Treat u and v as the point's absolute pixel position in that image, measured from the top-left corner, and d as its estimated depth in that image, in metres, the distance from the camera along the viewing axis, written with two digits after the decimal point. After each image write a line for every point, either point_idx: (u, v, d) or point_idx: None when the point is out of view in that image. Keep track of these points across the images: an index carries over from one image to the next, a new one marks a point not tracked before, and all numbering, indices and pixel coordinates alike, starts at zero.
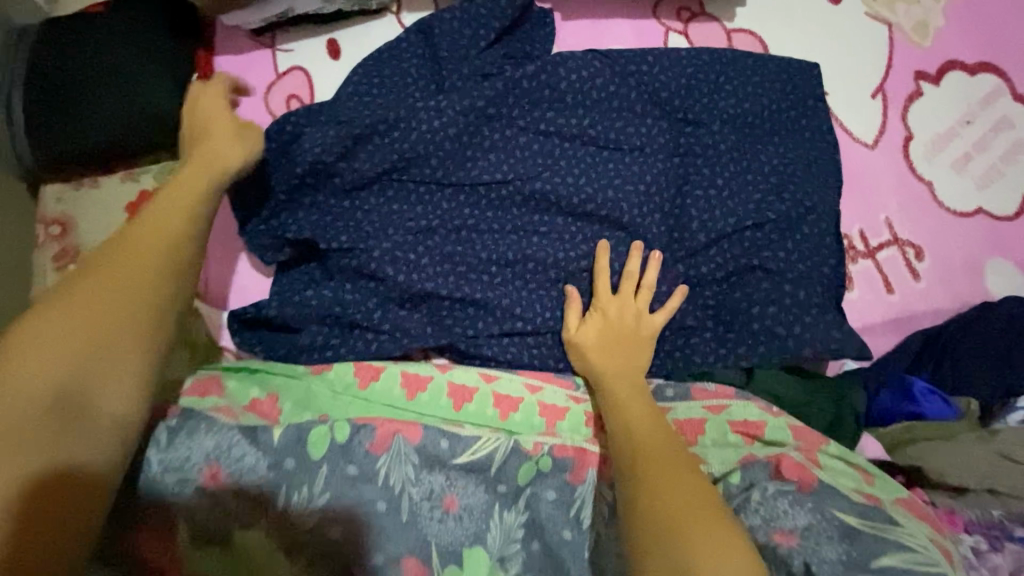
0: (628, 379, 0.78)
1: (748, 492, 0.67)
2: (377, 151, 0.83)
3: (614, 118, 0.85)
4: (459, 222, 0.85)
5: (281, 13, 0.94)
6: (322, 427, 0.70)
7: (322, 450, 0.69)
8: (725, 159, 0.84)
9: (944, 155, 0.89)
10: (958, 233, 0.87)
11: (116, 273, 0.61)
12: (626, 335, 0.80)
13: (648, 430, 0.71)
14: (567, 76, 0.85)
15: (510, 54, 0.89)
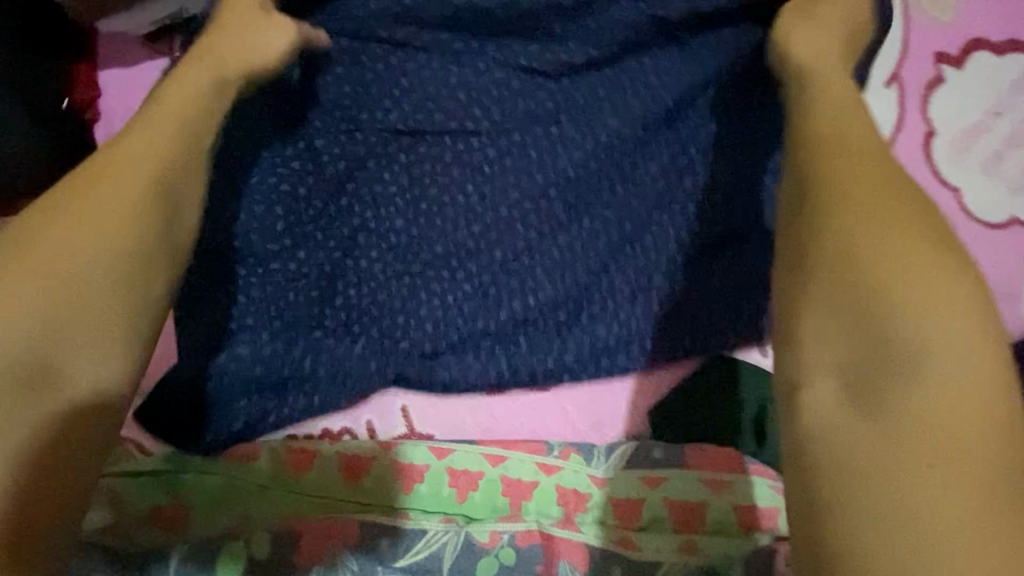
0: (853, 293, 0.42)
1: None
2: (309, 185, 0.71)
3: (580, 125, 0.71)
4: (407, 256, 0.72)
5: (175, 14, 0.77)
6: (236, 542, 0.61)
7: (237, 568, 0.60)
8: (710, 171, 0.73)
9: (973, 154, 0.78)
10: (988, 250, 0.76)
11: (109, 184, 0.50)
12: (851, 137, 0.48)
13: (953, 348, 0.39)
14: (522, 75, 0.70)
15: (442, 37, 0.70)
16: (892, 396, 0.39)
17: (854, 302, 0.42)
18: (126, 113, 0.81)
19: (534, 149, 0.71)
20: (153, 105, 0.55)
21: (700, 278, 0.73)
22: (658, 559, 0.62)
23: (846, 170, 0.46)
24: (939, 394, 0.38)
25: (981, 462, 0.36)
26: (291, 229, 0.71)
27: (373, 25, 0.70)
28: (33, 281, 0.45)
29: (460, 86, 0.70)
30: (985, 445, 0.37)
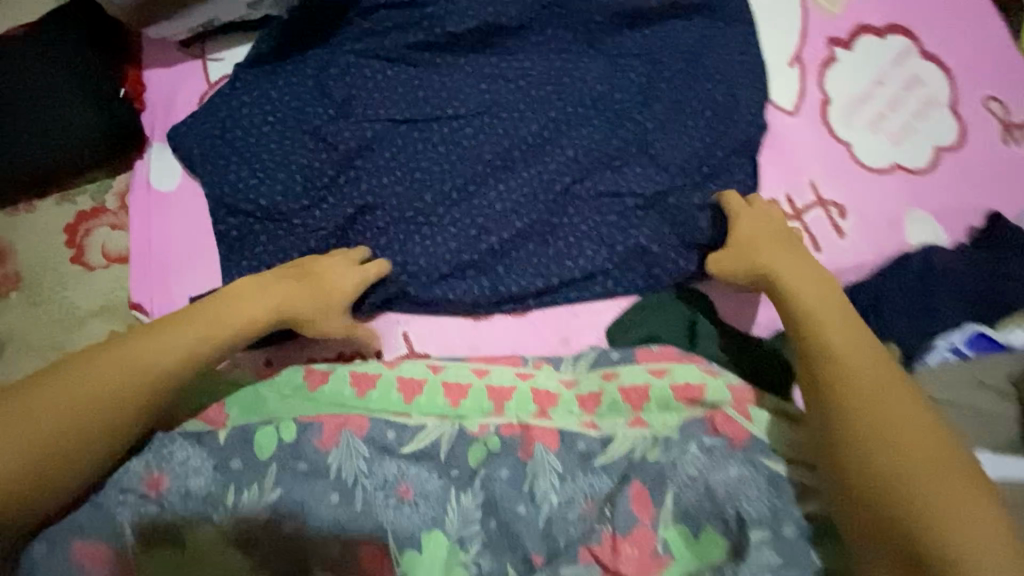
0: (841, 428, 0.64)
1: (687, 444, 0.70)
2: (329, 159, 0.91)
3: (536, 112, 0.93)
4: (404, 213, 0.90)
5: (207, 22, 0.96)
6: (266, 427, 0.74)
7: (271, 451, 0.73)
8: (639, 138, 0.93)
9: (861, 117, 0.96)
10: (876, 190, 0.93)
11: (146, 366, 0.70)
12: (799, 280, 0.76)
13: (943, 459, 0.60)
14: (499, 80, 0.95)
15: (436, 55, 0.96)
16: (847, 414, 0.65)
17: (825, 392, 0.67)
18: (168, 105, 0.96)
19: (501, 127, 0.93)
20: (233, 291, 0.78)
21: (637, 224, 0.90)
22: (613, 434, 0.73)
23: (806, 297, 0.74)
24: (871, 398, 0.64)
25: (910, 434, 0.62)
26: (310, 194, 0.89)
27: (377, 47, 0.95)
28: (93, 392, 0.67)
29: (449, 88, 0.94)
30: (910, 427, 0.62)
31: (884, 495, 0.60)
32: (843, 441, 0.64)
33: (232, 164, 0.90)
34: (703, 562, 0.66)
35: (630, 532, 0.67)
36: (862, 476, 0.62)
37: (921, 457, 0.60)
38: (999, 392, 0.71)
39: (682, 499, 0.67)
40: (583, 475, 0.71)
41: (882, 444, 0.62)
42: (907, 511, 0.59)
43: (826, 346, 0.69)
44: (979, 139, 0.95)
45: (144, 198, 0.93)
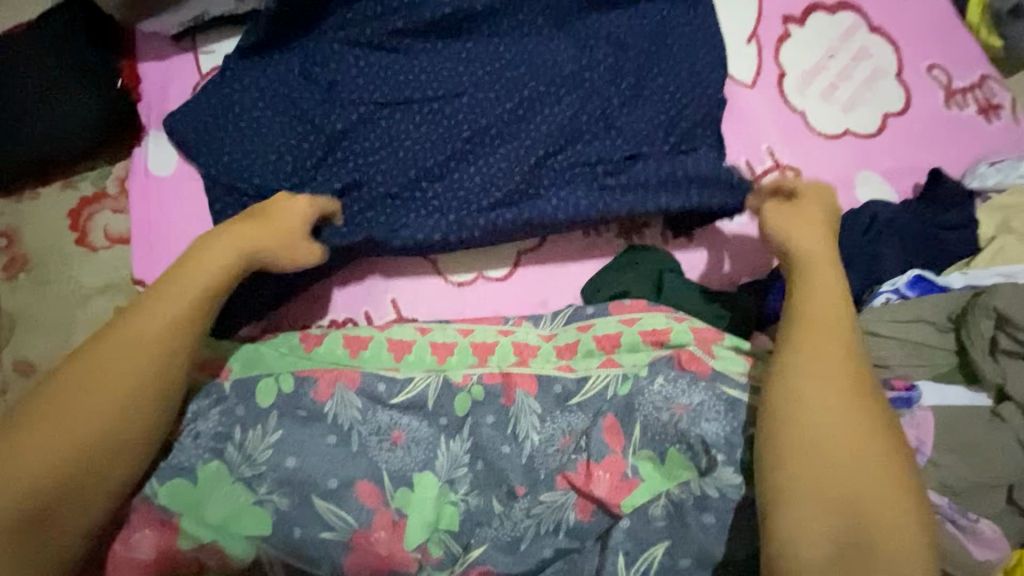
0: (806, 457, 0.66)
1: (655, 377, 0.78)
2: (315, 141, 0.96)
3: (511, 91, 0.99)
4: (385, 191, 0.95)
5: (198, 17, 1.01)
6: (268, 378, 0.80)
7: (273, 397, 0.79)
8: (609, 112, 0.98)
9: (815, 88, 1.03)
10: (829, 154, 1.00)
11: (133, 368, 0.70)
12: (817, 265, 0.77)
13: (881, 475, 0.65)
14: (474, 63, 1.00)
15: (414, 43, 1.02)
16: (809, 437, 0.67)
17: (790, 407, 0.69)
18: (162, 97, 1.01)
19: (478, 107, 0.98)
20: (199, 252, 0.78)
21: (610, 193, 0.95)
22: (588, 374, 0.80)
23: (809, 310, 0.74)
24: (823, 410, 0.68)
25: (857, 470, 0.65)
26: (300, 174, 0.95)
27: (359, 35, 1.01)
28: (93, 419, 0.68)
29: (428, 73, 1.00)
30: (861, 464, 0.65)
31: (832, 519, 0.64)
32: (797, 457, 0.66)
33: (224, 149, 0.95)
34: (669, 481, 0.74)
35: (603, 458, 0.74)
36: (812, 498, 0.65)
37: (864, 497, 0.64)
38: (936, 328, 0.79)
39: (649, 426, 0.75)
40: (561, 414, 0.79)
41: (831, 475, 0.65)
42: (850, 539, 0.63)
43: (792, 362, 0.71)
44: (923, 104, 1.02)
45: (142, 183, 0.98)
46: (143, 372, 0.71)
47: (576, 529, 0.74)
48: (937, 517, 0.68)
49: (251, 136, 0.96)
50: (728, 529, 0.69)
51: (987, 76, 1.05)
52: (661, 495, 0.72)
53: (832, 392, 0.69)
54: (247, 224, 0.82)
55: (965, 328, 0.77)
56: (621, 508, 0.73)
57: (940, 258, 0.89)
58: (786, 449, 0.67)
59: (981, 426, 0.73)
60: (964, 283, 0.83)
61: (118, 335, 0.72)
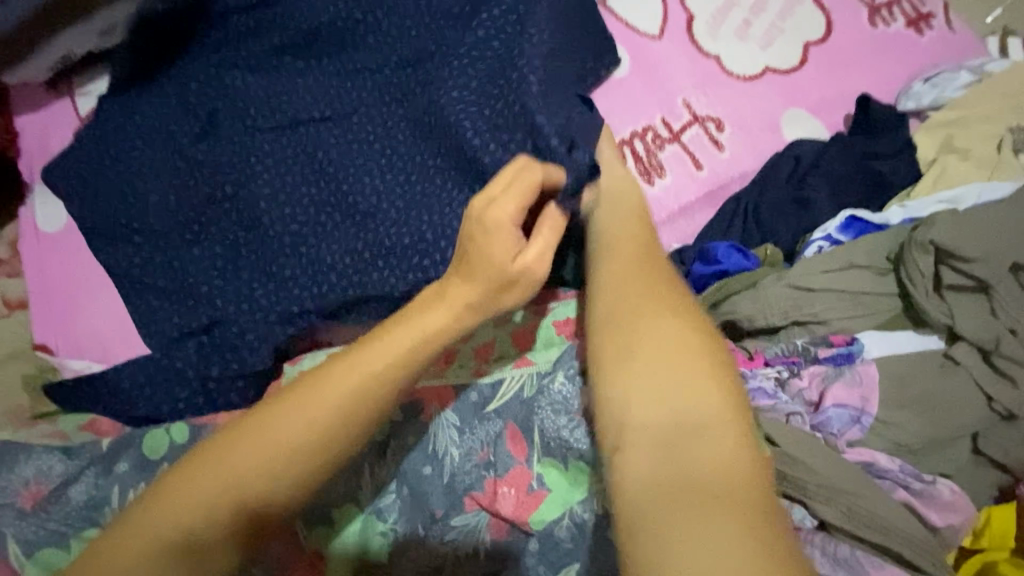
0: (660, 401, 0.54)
1: (554, 374, 0.72)
2: (204, 175, 0.90)
3: (403, 93, 0.89)
4: (284, 221, 0.87)
5: (62, 59, 0.95)
6: (156, 430, 0.70)
7: (162, 450, 0.68)
8: (500, 71, 0.82)
9: (727, 27, 0.94)
10: (749, 97, 0.91)
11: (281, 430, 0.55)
12: (632, 243, 0.70)
13: (729, 447, 0.51)
14: (357, 55, 0.91)
15: (294, 51, 0.94)
16: (655, 347, 0.57)
17: (625, 322, 0.60)
18: (44, 150, 0.97)
19: (366, 125, 0.89)
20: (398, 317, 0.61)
21: None
22: (501, 377, 0.74)
23: (621, 275, 0.65)
24: (661, 348, 0.57)
25: (709, 398, 0.54)
26: (191, 215, 0.90)
27: (234, 56, 0.93)
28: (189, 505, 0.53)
29: (311, 79, 0.92)
30: (708, 391, 0.54)
31: (678, 433, 0.52)
32: (639, 367, 0.56)
33: (107, 196, 0.90)
34: (577, 490, 0.68)
35: (507, 472, 0.69)
36: (654, 413, 0.54)
37: (713, 421, 0.52)
38: (874, 272, 0.71)
39: (548, 432, 0.70)
40: (478, 424, 0.73)
41: (675, 391, 0.54)
42: (699, 463, 0.49)
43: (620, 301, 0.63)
44: (847, 28, 0.93)
45: (33, 244, 0.94)
46: (295, 445, 0.55)
47: (494, 552, 0.67)
48: (883, 484, 0.62)
49: (133, 179, 0.91)
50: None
51: None
52: (566, 513, 0.67)
53: (674, 335, 0.58)
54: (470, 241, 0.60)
55: (904, 267, 0.70)
56: (530, 525, 0.67)
57: (877, 191, 0.80)
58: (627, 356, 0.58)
59: (928, 372, 0.67)
60: (904, 216, 0.75)
61: (273, 422, 0.56)
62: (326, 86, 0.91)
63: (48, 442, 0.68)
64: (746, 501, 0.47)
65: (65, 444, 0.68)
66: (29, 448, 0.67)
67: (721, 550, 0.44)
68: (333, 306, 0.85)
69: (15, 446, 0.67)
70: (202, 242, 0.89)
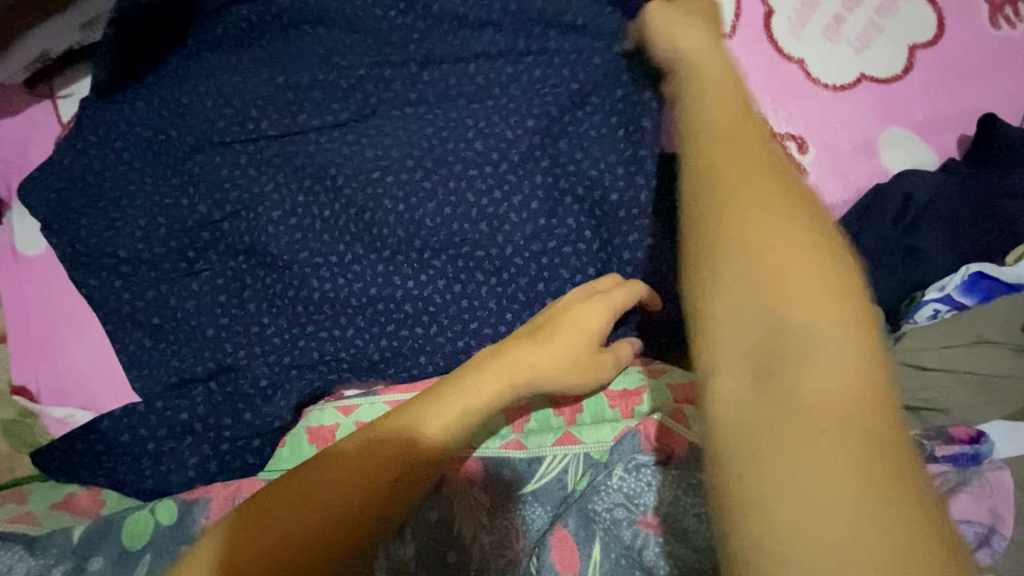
0: (756, 303, 0.35)
1: (609, 469, 0.59)
2: (200, 194, 0.78)
3: (435, 107, 0.75)
4: (293, 254, 0.74)
5: (39, 56, 0.83)
6: (140, 512, 0.61)
7: (145, 539, 0.60)
8: (559, 105, 0.73)
9: (813, 24, 0.78)
10: (840, 111, 0.76)
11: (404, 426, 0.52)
12: (722, 89, 0.47)
13: (840, 351, 0.33)
14: (375, 53, 0.77)
15: (297, 46, 0.79)
16: (749, 223, 0.37)
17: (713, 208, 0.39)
18: (22, 160, 0.86)
19: (383, 137, 0.75)
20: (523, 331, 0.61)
21: (566, 209, 0.73)
22: (541, 454, 0.63)
23: (709, 134, 0.42)
24: (762, 238, 0.37)
25: (818, 300, 0.35)
26: (185, 240, 0.77)
27: (229, 51, 0.79)
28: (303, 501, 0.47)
29: (314, 82, 0.78)
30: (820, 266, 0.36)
31: (771, 336, 0.35)
32: (723, 254, 0.37)
33: (90, 219, 0.79)
34: None
35: None
36: (744, 331, 0.35)
37: (825, 319, 0.34)
38: (1008, 350, 0.58)
39: (608, 546, 0.56)
40: (513, 510, 0.62)
41: (783, 283, 0.35)
42: (818, 388, 0.33)
43: (710, 170, 0.40)
44: (963, 29, 0.77)
45: (12, 269, 0.83)
46: (433, 437, 0.52)
47: None
48: None
49: (121, 199, 0.79)
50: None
51: None
52: None
53: (780, 213, 0.37)
54: (558, 310, 0.62)
55: None
56: None
57: (1005, 238, 0.65)
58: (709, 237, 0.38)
59: None
60: None
61: (343, 459, 0.50)
62: (338, 87, 0.77)
63: (12, 537, 0.59)
64: (870, 448, 0.31)
65: (34, 533, 0.60)
66: None
67: (850, 516, 0.29)
68: (356, 352, 0.73)
69: None
70: (199, 274, 0.77)
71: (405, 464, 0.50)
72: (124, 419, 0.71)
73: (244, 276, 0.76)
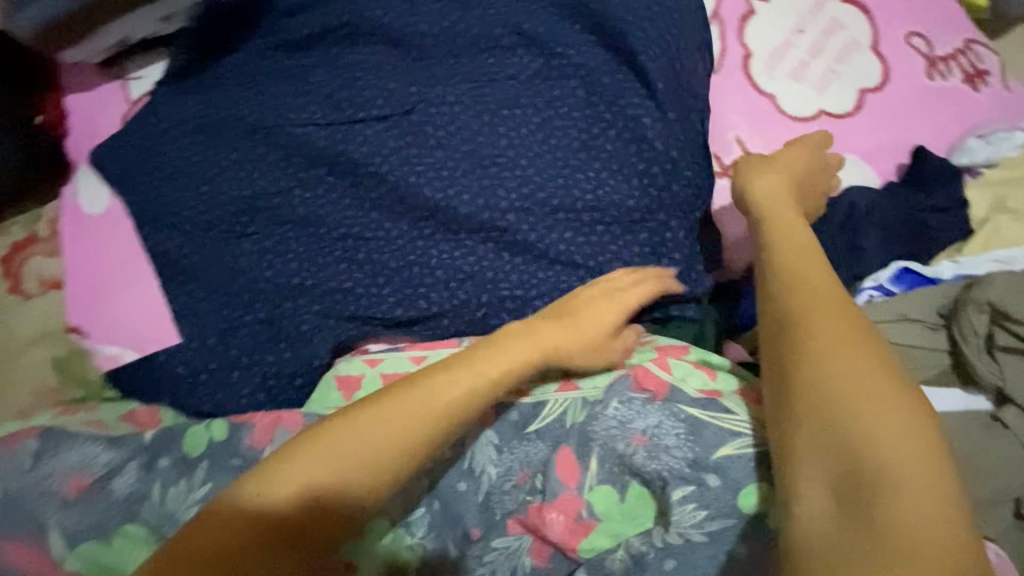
0: (841, 452, 0.53)
1: (606, 401, 0.71)
2: (260, 170, 0.90)
3: (473, 120, 0.90)
4: (342, 228, 0.87)
5: (119, 41, 0.95)
6: (198, 426, 0.71)
7: (203, 448, 0.70)
8: (576, 116, 0.89)
9: (783, 66, 0.94)
10: (803, 137, 0.92)
11: (407, 430, 0.61)
12: (806, 270, 0.64)
13: (915, 496, 0.48)
14: (423, 70, 0.92)
15: (356, 56, 0.94)
16: (830, 399, 0.54)
17: (806, 374, 0.57)
18: (91, 130, 0.97)
19: (431, 135, 0.89)
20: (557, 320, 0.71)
21: (577, 201, 0.87)
22: (545, 398, 0.74)
23: (807, 317, 0.60)
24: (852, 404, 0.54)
25: (896, 457, 0.50)
26: (241, 208, 0.89)
27: (298, 58, 0.95)
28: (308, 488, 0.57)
29: (366, 86, 0.92)
30: (909, 454, 0.51)
31: (856, 471, 0.51)
32: (811, 417, 0.55)
33: (157, 185, 0.90)
34: (629, 524, 0.68)
35: (556, 498, 0.68)
36: (833, 470, 0.52)
37: (899, 468, 0.50)
38: (926, 327, 0.72)
39: (605, 457, 0.69)
40: (518, 444, 0.72)
41: (864, 439, 0.52)
42: (890, 518, 0.48)
43: (802, 350, 0.58)
44: (904, 78, 0.93)
45: (75, 224, 0.93)
46: (428, 440, 0.62)
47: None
48: None
49: (186, 170, 0.90)
50: (696, 569, 0.64)
51: (972, 41, 0.97)
52: (619, 547, 0.67)
53: (863, 386, 0.54)
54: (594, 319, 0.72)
55: (957, 325, 0.70)
56: (579, 552, 0.67)
57: (925, 245, 0.81)
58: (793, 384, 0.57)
59: (976, 433, 0.66)
60: (955, 272, 0.76)
61: (355, 451, 0.59)
62: (389, 90, 0.91)
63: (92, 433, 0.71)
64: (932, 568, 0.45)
65: (109, 434, 0.71)
66: (74, 437, 0.70)
67: None
68: (386, 312, 0.84)
69: (61, 435, 0.69)
70: (252, 237, 0.88)
71: (322, 524, 0.57)
72: (190, 351, 0.84)
73: (294, 242, 0.88)
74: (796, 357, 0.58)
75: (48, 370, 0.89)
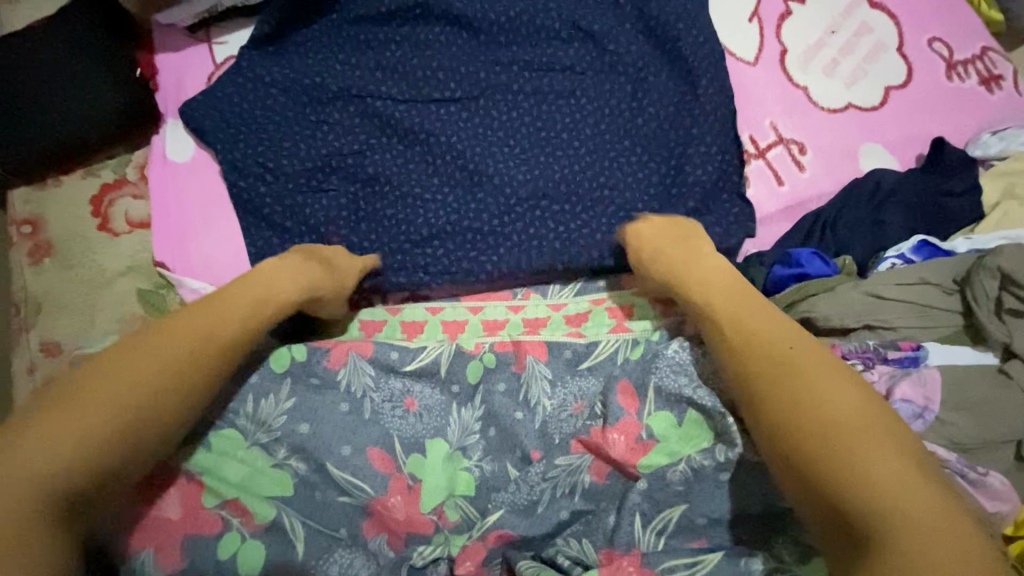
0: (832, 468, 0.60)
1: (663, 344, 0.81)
2: (337, 131, 0.99)
3: (533, 96, 0.99)
4: (411, 186, 0.95)
5: (211, 8, 1.03)
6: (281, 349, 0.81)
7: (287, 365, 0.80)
8: (627, 99, 0.99)
9: (816, 62, 1.03)
10: (833, 127, 1.01)
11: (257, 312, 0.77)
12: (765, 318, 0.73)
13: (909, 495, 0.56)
14: (489, 49, 1.02)
15: (427, 34, 1.03)
16: (821, 425, 0.63)
17: (795, 410, 0.64)
18: (179, 88, 1.05)
19: (496, 108, 0.99)
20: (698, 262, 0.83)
21: (625, 172, 0.96)
22: (598, 339, 0.83)
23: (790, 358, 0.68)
24: (847, 434, 0.61)
25: (886, 467, 0.58)
26: (318, 163, 0.97)
27: (374, 32, 1.03)
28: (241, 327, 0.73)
29: (437, 62, 1.01)
30: (898, 458, 0.59)
31: (849, 483, 0.58)
32: (804, 442, 0.62)
33: (242, 139, 0.98)
34: (686, 444, 0.77)
35: (618, 421, 0.76)
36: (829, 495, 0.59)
37: (882, 471, 0.58)
38: (942, 290, 0.81)
39: (662, 388, 0.78)
40: (571, 378, 0.81)
41: (851, 456, 0.59)
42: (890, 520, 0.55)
43: (792, 379, 0.66)
44: (925, 79, 1.03)
45: (161, 170, 1.01)
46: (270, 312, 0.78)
47: (591, 491, 0.77)
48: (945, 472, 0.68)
49: (269, 127, 0.99)
50: (744, 483, 0.73)
51: (988, 48, 1.06)
52: (681, 461, 0.75)
53: (848, 407, 0.63)
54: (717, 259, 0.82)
55: (970, 288, 0.78)
56: (637, 469, 0.75)
57: (942, 225, 0.90)
58: (777, 400, 0.66)
59: (988, 383, 0.74)
60: (969, 247, 0.85)
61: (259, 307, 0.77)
62: (458, 66, 1.01)
63: None
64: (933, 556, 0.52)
65: None
66: None
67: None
68: (449, 262, 0.92)
69: None
70: (328, 189, 0.96)
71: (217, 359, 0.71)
72: None
73: (366, 196, 0.96)
74: (783, 392, 0.66)
75: (133, 301, 0.97)
